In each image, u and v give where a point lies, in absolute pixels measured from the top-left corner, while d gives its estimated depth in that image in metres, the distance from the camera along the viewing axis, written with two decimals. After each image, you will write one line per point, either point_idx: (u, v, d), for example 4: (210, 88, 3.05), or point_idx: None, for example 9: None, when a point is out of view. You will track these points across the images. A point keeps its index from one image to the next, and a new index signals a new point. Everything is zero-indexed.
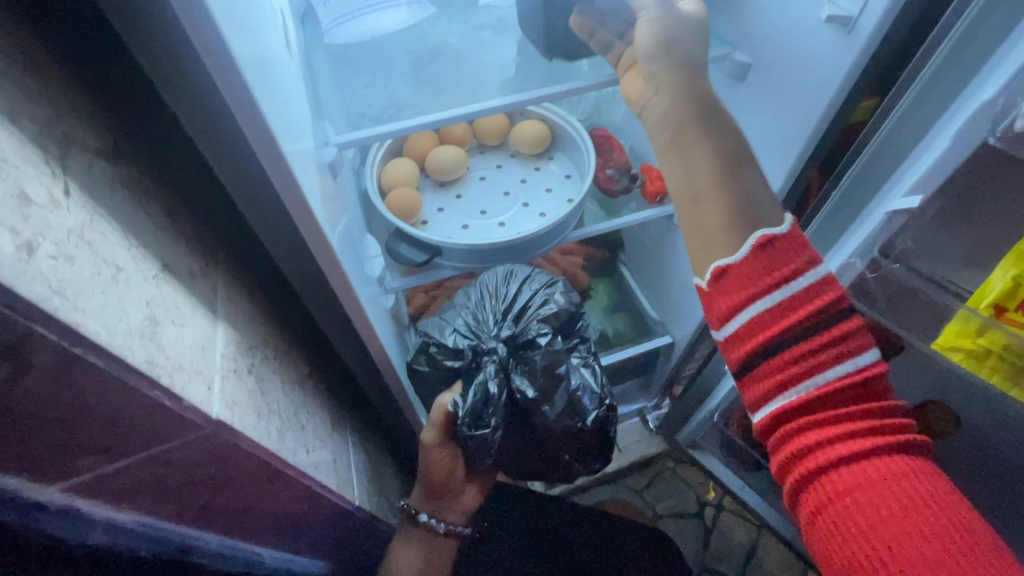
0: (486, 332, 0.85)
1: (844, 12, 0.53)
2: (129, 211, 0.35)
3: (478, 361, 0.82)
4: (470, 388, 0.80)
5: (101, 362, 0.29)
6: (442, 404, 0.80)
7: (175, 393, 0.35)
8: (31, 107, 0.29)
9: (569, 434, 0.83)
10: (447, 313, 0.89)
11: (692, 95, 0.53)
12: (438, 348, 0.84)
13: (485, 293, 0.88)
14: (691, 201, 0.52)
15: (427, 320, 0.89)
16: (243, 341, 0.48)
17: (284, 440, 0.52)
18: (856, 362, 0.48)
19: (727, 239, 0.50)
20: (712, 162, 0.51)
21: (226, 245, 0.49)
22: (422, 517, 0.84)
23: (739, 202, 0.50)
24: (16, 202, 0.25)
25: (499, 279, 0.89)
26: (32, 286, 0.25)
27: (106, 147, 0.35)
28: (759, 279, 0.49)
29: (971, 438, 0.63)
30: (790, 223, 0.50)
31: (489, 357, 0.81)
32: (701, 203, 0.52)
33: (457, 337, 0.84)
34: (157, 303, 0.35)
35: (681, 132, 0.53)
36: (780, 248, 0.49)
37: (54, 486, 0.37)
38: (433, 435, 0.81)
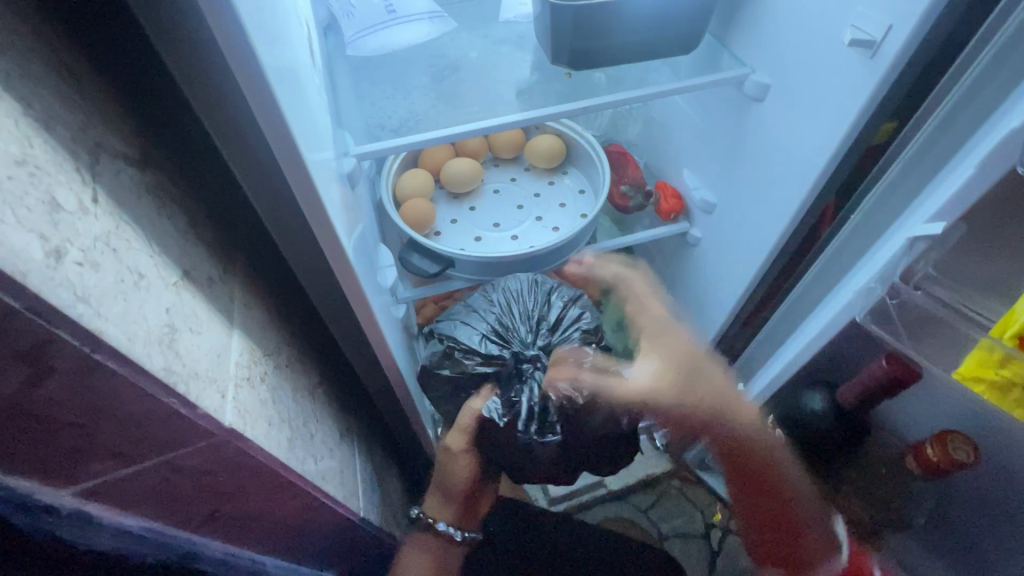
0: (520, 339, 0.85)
1: (867, 37, 0.54)
2: (154, 219, 0.36)
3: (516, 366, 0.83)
4: (521, 393, 0.81)
5: (120, 369, 0.30)
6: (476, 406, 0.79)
7: (191, 400, 0.35)
8: (65, 114, 0.29)
9: (603, 441, 0.86)
10: (472, 316, 0.86)
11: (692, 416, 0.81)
12: (465, 352, 0.83)
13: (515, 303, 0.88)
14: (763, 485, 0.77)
15: (449, 317, 0.88)
16: (257, 349, 0.48)
17: (294, 449, 0.52)
18: (837, 562, 0.72)
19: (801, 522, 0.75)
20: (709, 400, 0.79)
21: (246, 252, 0.49)
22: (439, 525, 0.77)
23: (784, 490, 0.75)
24: (46, 209, 0.26)
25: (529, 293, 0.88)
26: (59, 292, 0.25)
27: (133, 155, 0.35)
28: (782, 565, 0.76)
29: (990, 472, 0.61)
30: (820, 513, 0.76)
31: (530, 364, 0.83)
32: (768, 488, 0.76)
33: (489, 343, 0.84)
34: (177, 310, 0.35)
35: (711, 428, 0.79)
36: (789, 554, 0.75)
37: (65, 489, 0.37)
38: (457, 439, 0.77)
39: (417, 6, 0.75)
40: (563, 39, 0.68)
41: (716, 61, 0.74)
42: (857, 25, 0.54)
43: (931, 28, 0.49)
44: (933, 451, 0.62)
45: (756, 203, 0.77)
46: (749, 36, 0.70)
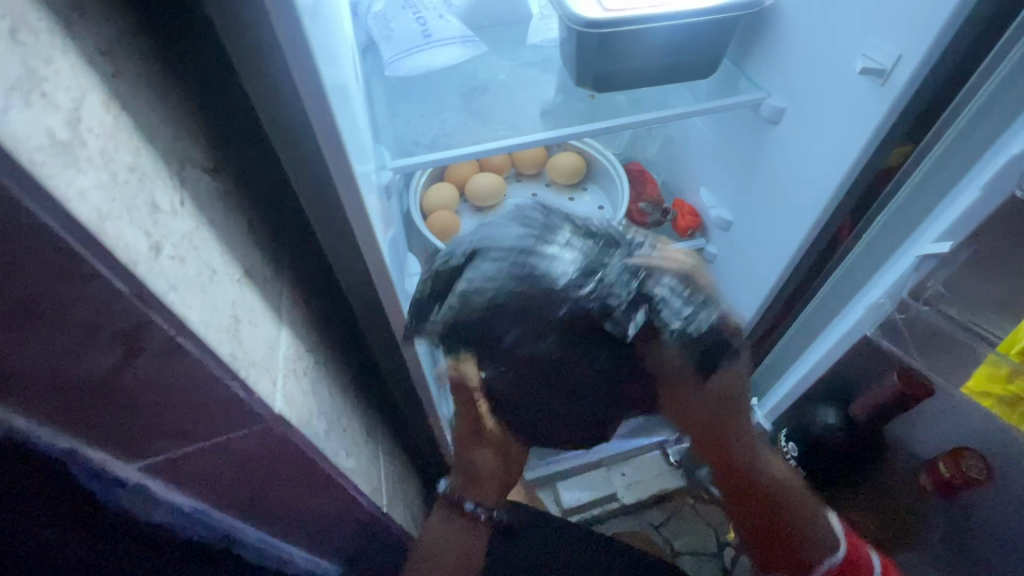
0: (599, 254, 0.58)
1: (878, 65, 0.57)
2: (223, 222, 0.40)
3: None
4: (645, 296, 0.57)
5: (198, 352, 0.33)
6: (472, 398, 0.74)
7: (249, 385, 0.39)
8: (162, 129, 0.34)
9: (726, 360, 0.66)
10: (526, 242, 0.57)
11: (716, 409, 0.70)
12: (524, 273, 0.54)
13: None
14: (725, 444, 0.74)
15: (472, 248, 0.59)
16: (301, 345, 0.51)
17: (329, 442, 0.55)
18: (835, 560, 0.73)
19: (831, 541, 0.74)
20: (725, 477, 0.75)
21: (295, 255, 0.53)
22: (468, 505, 0.78)
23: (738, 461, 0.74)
24: (149, 210, 0.30)
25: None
26: (158, 280, 0.29)
27: (209, 164, 0.40)
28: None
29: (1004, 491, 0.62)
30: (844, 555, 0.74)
31: (629, 263, 0.59)
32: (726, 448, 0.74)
33: (557, 244, 0.57)
34: (240, 303, 0.40)
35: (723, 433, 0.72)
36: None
37: (133, 464, 0.41)
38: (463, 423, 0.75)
39: (451, 29, 0.79)
40: (587, 64, 0.72)
41: (736, 85, 0.78)
42: (868, 55, 0.58)
43: (939, 59, 0.52)
44: (947, 466, 0.65)
45: (772, 221, 0.79)
46: (766, 62, 0.73)
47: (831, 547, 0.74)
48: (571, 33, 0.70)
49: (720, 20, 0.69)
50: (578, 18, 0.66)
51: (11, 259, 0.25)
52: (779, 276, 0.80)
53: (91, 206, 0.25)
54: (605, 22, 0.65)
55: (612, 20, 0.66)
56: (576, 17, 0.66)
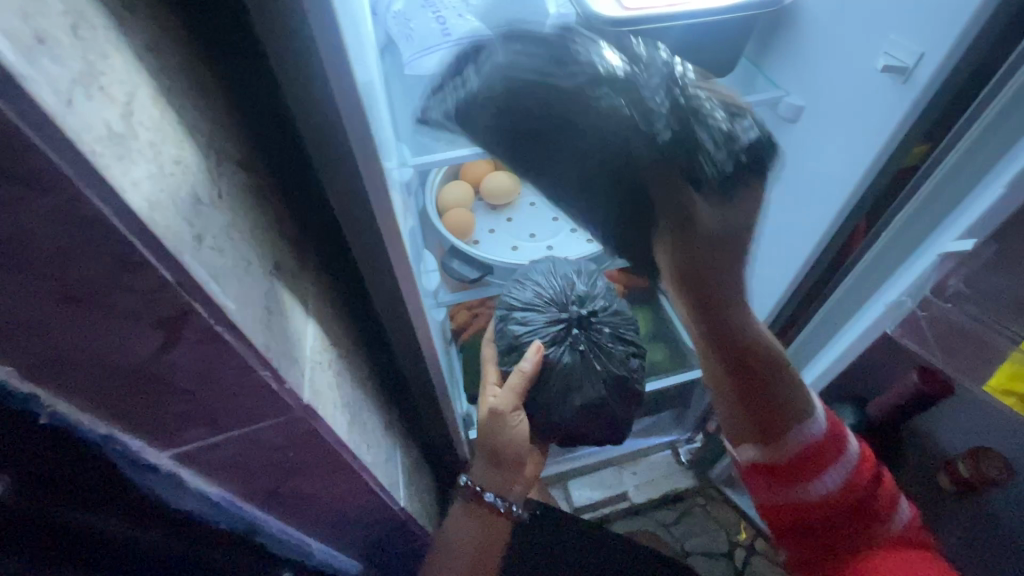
0: (631, 58, 0.59)
1: (901, 63, 0.57)
2: (255, 215, 0.41)
3: (555, 341, 0.80)
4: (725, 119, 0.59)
5: (234, 341, 0.34)
6: (523, 381, 0.76)
7: (280, 375, 0.39)
8: (201, 123, 0.35)
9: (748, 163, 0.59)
10: (552, 69, 0.56)
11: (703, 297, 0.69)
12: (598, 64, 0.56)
13: (542, 277, 0.84)
14: (705, 308, 0.69)
15: (484, 73, 0.58)
16: (325, 338, 0.52)
17: (352, 434, 0.56)
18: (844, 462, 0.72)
19: (806, 413, 0.72)
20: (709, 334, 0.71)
21: (320, 250, 0.54)
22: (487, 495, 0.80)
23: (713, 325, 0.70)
24: (191, 202, 0.31)
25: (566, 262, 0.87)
26: (199, 269, 0.30)
27: (242, 158, 0.40)
28: (795, 465, 0.73)
29: None
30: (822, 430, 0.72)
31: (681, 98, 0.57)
32: (711, 308, 0.69)
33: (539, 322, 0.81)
34: (271, 295, 0.40)
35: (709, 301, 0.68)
36: (813, 440, 0.72)
37: (165, 452, 0.42)
38: (510, 399, 0.77)
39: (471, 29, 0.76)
40: None
41: (753, 84, 0.78)
42: (890, 52, 0.58)
43: (964, 56, 0.52)
44: (964, 465, 0.63)
45: (789, 220, 0.79)
46: (784, 60, 0.73)
47: (806, 414, 0.72)
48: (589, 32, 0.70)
49: (739, 19, 0.69)
50: (597, 16, 0.65)
51: (65, 247, 0.25)
52: (796, 275, 0.80)
53: (142, 195, 0.26)
54: (624, 21, 0.65)
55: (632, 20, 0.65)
56: (596, 16, 0.65)
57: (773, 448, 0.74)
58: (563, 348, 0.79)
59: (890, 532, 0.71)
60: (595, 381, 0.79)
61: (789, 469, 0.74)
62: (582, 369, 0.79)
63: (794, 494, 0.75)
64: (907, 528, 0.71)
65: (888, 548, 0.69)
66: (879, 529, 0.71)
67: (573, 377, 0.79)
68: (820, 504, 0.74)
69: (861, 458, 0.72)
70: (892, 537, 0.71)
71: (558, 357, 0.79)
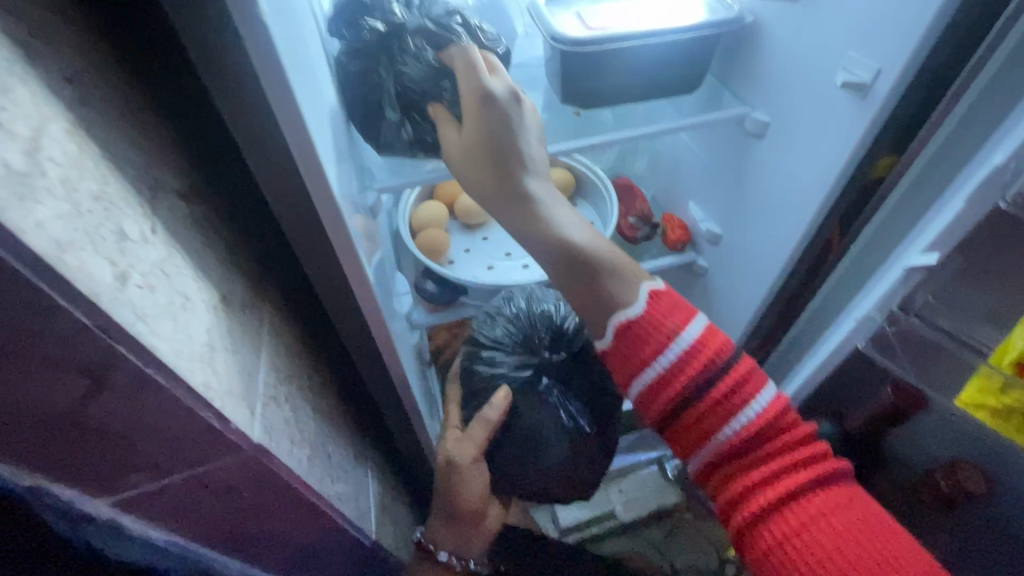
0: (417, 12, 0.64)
1: (858, 79, 0.57)
2: (198, 246, 0.39)
3: (523, 385, 0.77)
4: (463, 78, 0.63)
5: (169, 384, 0.32)
6: (488, 429, 0.74)
7: (225, 416, 0.37)
8: (133, 155, 0.33)
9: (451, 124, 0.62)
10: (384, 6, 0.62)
11: (544, 241, 0.56)
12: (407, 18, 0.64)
13: (514, 316, 0.82)
14: (567, 266, 0.56)
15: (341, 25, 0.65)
16: (282, 370, 0.50)
17: (313, 469, 0.53)
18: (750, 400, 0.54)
19: (623, 283, 0.56)
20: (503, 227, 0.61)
21: (275, 279, 0.52)
22: (440, 555, 0.77)
23: (584, 298, 0.57)
24: (115, 238, 0.29)
25: (541, 299, 0.85)
26: (123, 311, 0.28)
27: (185, 190, 0.39)
28: (628, 356, 0.56)
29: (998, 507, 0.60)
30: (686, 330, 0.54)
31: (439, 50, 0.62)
32: (574, 268, 0.56)
33: (507, 360, 0.79)
34: (215, 330, 0.38)
35: (566, 259, 0.56)
36: (634, 328, 0.55)
37: (103, 500, 0.39)
38: (471, 450, 0.74)
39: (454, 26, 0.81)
40: (572, 82, 0.72)
41: (719, 100, 0.78)
42: (847, 69, 0.58)
43: (921, 71, 0.53)
44: (947, 479, 0.62)
45: (763, 234, 0.79)
46: (749, 76, 0.73)
47: (624, 290, 0.56)
48: (554, 52, 0.70)
49: (701, 38, 0.70)
50: (563, 37, 0.66)
51: None
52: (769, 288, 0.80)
53: (49, 237, 0.24)
54: (586, 41, 0.66)
55: (596, 40, 0.66)
56: (560, 37, 0.66)
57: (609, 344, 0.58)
58: (530, 391, 0.77)
59: (751, 426, 0.54)
60: (558, 429, 0.76)
61: (625, 358, 0.57)
62: (549, 417, 0.76)
63: (655, 398, 0.56)
64: (759, 421, 0.54)
65: (791, 463, 0.53)
66: (728, 430, 0.54)
67: (541, 424, 0.76)
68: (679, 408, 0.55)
69: (696, 348, 0.54)
70: (753, 432, 0.54)
71: (527, 401, 0.76)
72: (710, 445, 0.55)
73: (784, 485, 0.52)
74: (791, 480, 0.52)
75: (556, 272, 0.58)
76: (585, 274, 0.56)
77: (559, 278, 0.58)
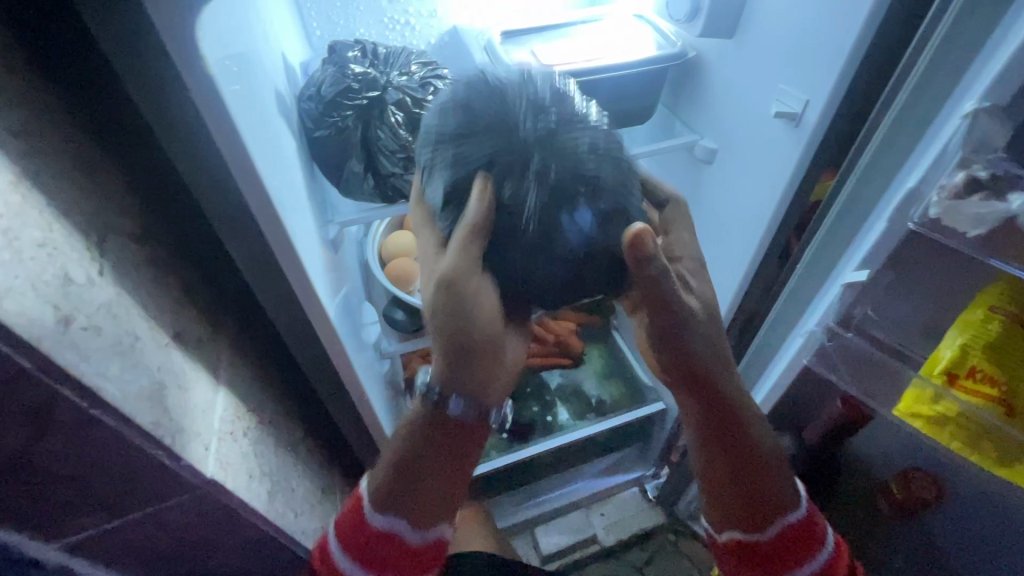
0: (375, 59, 0.68)
1: (790, 109, 0.61)
2: (150, 286, 0.40)
3: (510, 177, 0.45)
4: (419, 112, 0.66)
5: (114, 422, 0.33)
6: (474, 261, 0.48)
7: (176, 451, 0.37)
8: (82, 202, 0.34)
9: (409, 157, 0.65)
10: (346, 57, 0.67)
11: (721, 397, 0.60)
12: (365, 62, 0.67)
13: (472, 95, 0.46)
14: (738, 451, 0.61)
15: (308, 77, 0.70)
16: (241, 405, 0.51)
17: (274, 504, 0.53)
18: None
19: (794, 493, 0.61)
20: (693, 420, 0.63)
21: (234, 314, 0.53)
22: (453, 409, 0.55)
23: (768, 496, 0.60)
24: (60, 283, 0.30)
25: (509, 77, 0.48)
26: (65, 354, 0.29)
27: (138, 232, 0.40)
28: (773, 557, 0.60)
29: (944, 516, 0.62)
30: (804, 512, 0.60)
31: (394, 89, 0.65)
32: (744, 453, 0.61)
33: (473, 146, 0.46)
34: (166, 368, 0.39)
35: (731, 414, 0.60)
36: (792, 533, 0.60)
37: (53, 543, 0.39)
38: (462, 261, 0.48)
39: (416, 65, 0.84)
40: None
41: (671, 129, 0.82)
42: (780, 100, 0.62)
43: (844, 103, 0.57)
44: (898, 487, 0.62)
45: (722, 254, 0.82)
46: (696, 107, 0.78)
47: (789, 497, 0.60)
48: None
49: (650, 74, 0.74)
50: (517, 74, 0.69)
51: None
52: (728, 308, 0.82)
53: None
54: None
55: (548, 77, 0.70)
56: None
57: (766, 540, 0.60)
58: (521, 187, 0.45)
59: None
60: (568, 248, 0.47)
61: (722, 495, 0.62)
62: (544, 239, 0.47)
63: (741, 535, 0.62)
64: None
65: None
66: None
67: (541, 234, 0.46)
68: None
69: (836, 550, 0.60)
70: None
71: (519, 199, 0.45)
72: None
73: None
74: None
75: (722, 456, 0.61)
76: (749, 459, 0.60)
77: (727, 460, 0.61)
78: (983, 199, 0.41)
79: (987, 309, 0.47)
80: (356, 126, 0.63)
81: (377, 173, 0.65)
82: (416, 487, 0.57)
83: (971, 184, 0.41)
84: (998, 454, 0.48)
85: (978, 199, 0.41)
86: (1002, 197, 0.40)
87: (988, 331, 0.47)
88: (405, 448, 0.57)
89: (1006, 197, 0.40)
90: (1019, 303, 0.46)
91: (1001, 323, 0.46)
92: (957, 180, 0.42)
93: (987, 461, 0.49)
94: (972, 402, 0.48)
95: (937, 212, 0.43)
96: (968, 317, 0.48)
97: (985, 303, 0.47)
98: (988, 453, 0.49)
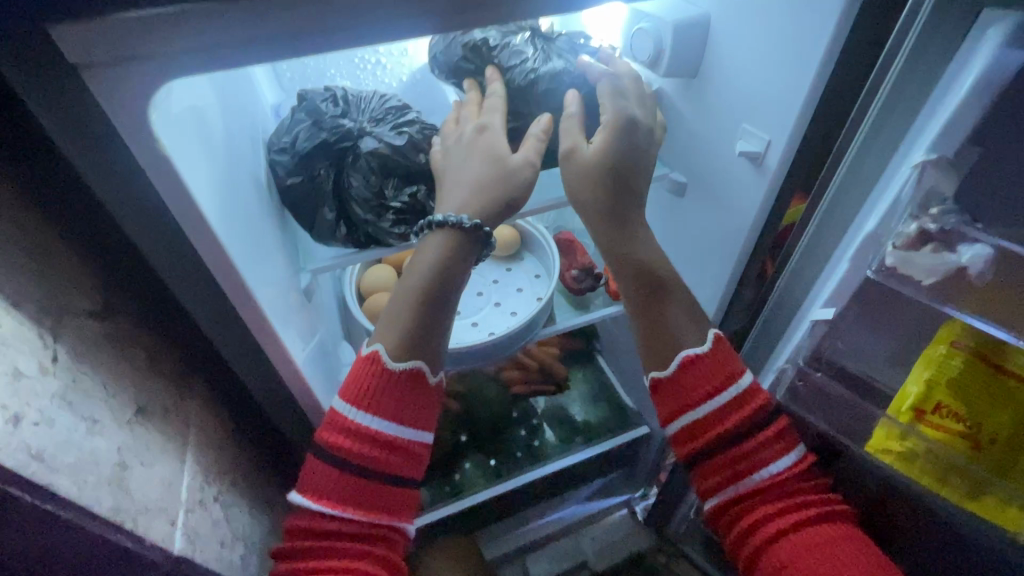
0: (347, 104, 0.68)
1: (753, 150, 0.63)
2: (110, 362, 0.39)
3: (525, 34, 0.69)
4: (395, 158, 0.65)
5: (72, 520, 0.31)
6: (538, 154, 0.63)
7: (140, 534, 0.36)
8: (35, 290, 0.34)
9: (383, 207, 0.65)
10: (319, 103, 0.66)
11: (636, 210, 0.61)
12: (331, 106, 0.67)
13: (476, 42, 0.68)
14: (647, 272, 0.60)
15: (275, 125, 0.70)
16: (211, 469, 0.50)
17: (245, 567, 0.52)
18: (778, 443, 0.54)
19: (695, 330, 0.58)
20: (624, 273, 0.60)
21: (205, 371, 0.53)
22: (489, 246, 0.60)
23: (671, 318, 0.59)
24: (8, 379, 0.30)
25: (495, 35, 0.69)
26: (14, 456, 0.28)
27: (97, 308, 0.40)
28: (688, 390, 0.56)
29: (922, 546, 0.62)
30: (710, 341, 0.57)
31: (367, 136, 0.65)
32: (652, 272, 0.60)
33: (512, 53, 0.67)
34: (127, 448, 0.38)
35: (638, 232, 0.61)
36: (697, 366, 0.56)
37: None
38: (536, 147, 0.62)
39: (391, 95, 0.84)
40: None
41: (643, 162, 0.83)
42: (745, 140, 0.63)
43: (801, 145, 0.58)
44: (875, 516, 0.63)
45: (697, 283, 0.82)
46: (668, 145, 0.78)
47: (691, 327, 0.58)
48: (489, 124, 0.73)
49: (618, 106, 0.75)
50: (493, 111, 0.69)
51: None
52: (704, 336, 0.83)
53: None
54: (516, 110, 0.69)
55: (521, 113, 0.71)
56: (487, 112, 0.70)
57: (679, 373, 0.56)
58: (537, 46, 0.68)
59: (781, 486, 0.53)
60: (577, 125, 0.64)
61: (659, 349, 0.58)
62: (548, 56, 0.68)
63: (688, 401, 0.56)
64: (784, 477, 0.53)
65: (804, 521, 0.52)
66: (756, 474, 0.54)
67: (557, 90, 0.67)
68: (714, 435, 0.54)
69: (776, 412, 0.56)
70: (784, 484, 0.53)
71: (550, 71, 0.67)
72: (739, 479, 0.54)
73: (789, 519, 0.52)
74: (796, 519, 0.52)
75: (635, 275, 0.60)
76: (651, 276, 0.60)
77: (637, 279, 0.60)
78: (934, 250, 0.43)
79: (949, 345, 0.48)
80: (327, 175, 0.64)
81: (350, 220, 0.65)
82: (430, 329, 0.55)
83: (923, 236, 0.43)
84: (961, 487, 0.49)
85: (930, 250, 0.43)
86: (953, 248, 0.42)
87: (950, 367, 0.47)
88: (437, 281, 0.55)
89: (957, 248, 0.41)
90: (980, 341, 0.47)
91: (963, 358, 0.47)
92: (908, 233, 0.44)
93: (957, 496, 0.50)
94: (936, 437, 0.49)
95: (893, 262, 0.44)
96: (930, 353, 0.49)
97: (946, 339, 0.48)
98: (958, 487, 0.50)
